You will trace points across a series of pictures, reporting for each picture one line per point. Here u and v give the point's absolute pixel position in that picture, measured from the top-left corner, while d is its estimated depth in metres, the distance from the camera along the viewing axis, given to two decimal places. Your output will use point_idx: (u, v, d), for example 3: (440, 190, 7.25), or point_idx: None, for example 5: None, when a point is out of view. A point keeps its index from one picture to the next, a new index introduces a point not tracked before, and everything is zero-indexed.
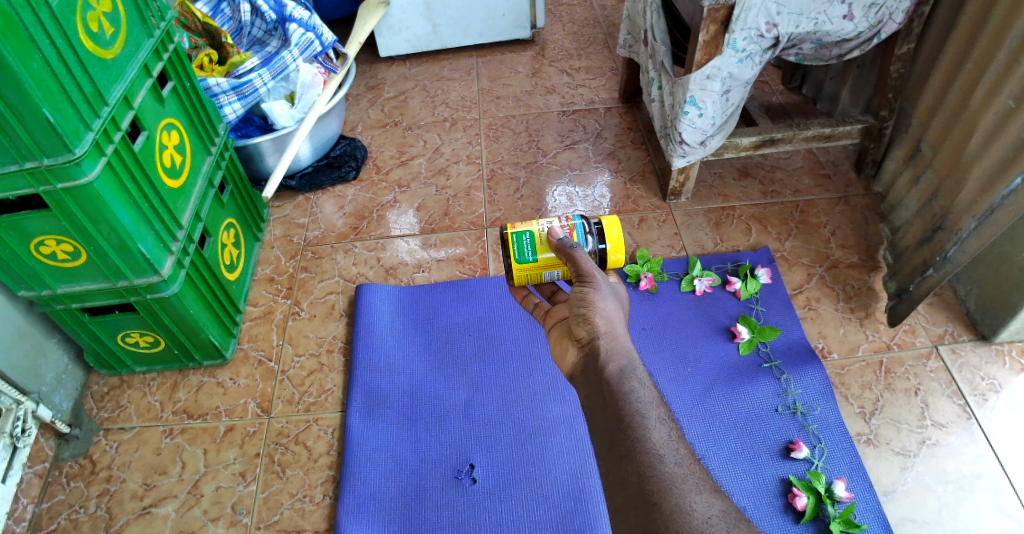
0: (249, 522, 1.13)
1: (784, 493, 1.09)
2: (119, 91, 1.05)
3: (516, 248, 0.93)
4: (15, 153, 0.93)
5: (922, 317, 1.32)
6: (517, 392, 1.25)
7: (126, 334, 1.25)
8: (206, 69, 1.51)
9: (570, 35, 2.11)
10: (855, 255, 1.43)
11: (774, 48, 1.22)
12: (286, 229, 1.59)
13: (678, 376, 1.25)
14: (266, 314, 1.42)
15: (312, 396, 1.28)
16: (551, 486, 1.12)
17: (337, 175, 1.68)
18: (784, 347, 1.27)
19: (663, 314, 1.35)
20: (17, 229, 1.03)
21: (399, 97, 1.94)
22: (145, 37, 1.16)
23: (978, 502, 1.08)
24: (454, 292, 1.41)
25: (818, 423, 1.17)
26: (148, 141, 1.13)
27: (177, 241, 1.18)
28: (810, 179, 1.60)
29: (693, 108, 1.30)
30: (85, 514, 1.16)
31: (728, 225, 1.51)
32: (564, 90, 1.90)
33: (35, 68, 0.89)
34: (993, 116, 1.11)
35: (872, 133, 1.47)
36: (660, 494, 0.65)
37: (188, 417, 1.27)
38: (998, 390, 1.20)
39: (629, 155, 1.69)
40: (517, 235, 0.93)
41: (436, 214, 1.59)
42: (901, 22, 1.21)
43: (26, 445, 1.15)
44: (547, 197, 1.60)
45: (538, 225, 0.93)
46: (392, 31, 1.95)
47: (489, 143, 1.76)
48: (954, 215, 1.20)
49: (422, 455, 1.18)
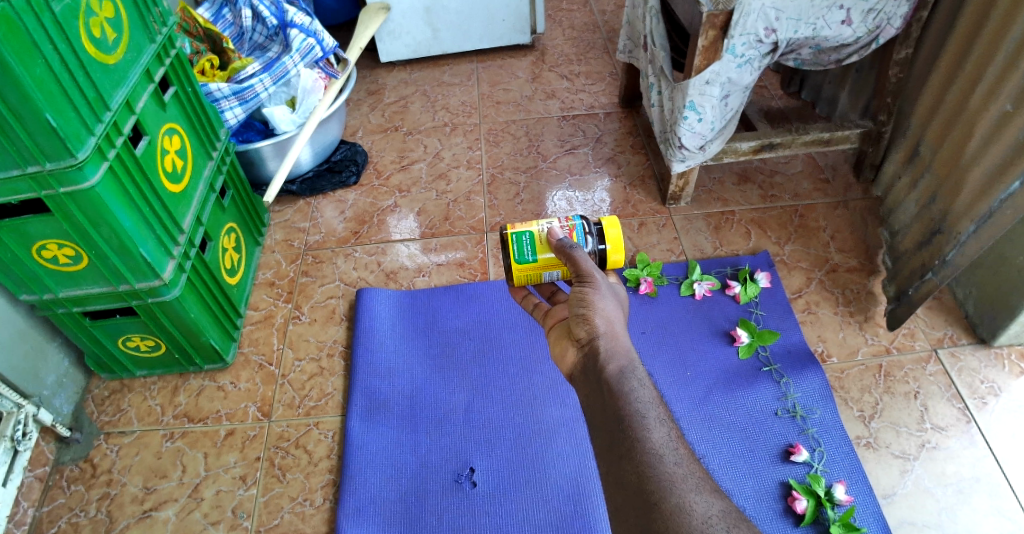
0: (249, 526, 1.13)
1: (783, 496, 1.10)
2: (120, 96, 1.06)
3: (516, 248, 0.93)
4: (17, 157, 0.93)
5: (921, 321, 1.32)
6: (517, 396, 1.25)
7: (127, 338, 1.25)
8: (207, 74, 1.52)
9: (570, 40, 2.12)
10: (854, 259, 1.43)
11: (773, 53, 1.23)
12: (287, 233, 1.60)
13: (678, 380, 1.25)
14: (267, 318, 1.42)
15: (312, 400, 1.28)
16: (551, 490, 1.12)
17: (337, 180, 1.69)
18: (784, 350, 1.28)
19: (663, 318, 1.35)
20: (19, 232, 1.03)
21: (400, 102, 1.95)
22: (147, 42, 1.16)
23: (978, 505, 1.08)
24: (455, 296, 1.42)
25: (817, 427, 1.17)
26: (149, 145, 1.14)
27: (178, 245, 1.18)
28: (809, 184, 1.60)
29: (693, 113, 1.30)
30: (85, 517, 1.16)
31: (727, 229, 1.52)
32: (564, 96, 1.91)
33: (37, 72, 0.90)
34: (991, 120, 1.12)
35: (871, 136, 1.47)
36: (660, 493, 0.65)
37: (188, 421, 1.27)
38: (998, 394, 1.21)
39: (628, 159, 1.70)
40: (517, 235, 0.93)
41: (437, 219, 1.60)
42: (899, 27, 1.22)
43: (27, 448, 1.16)
44: (547, 202, 1.61)
45: (538, 225, 0.94)
46: (393, 36, 1.96)
47: (489, 148, 1.77)
48: (953, 218, 1.20)
49: (422, 458, 1.18)
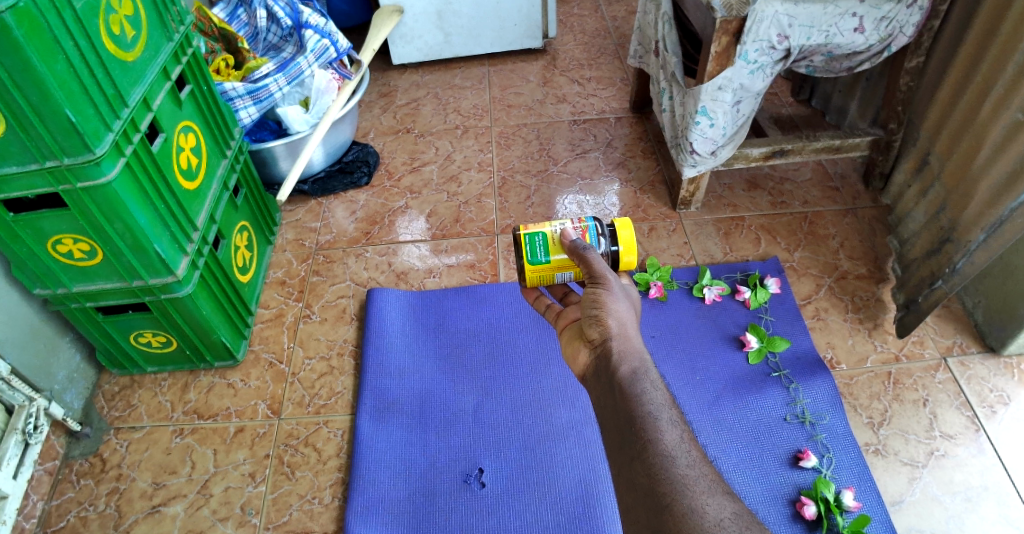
0: (259, 523, 1.14)
1: (793, 502, 1.09)
2: (138, 93, 1.07)
3: (529, 250, 0.93)
4: (36, 152, 0.94)
5: (930, 329, 1.32)
6: (526, 397, 1.25)
7: (139, 334, 1.26)
8: (222, 73, 1.53)
9: (581, 45, 2.13)
10: (864, 266, 1.44)
11: (785, 60, 1.24)
12: (298, 233, 1.60)
13: (687, 383, 1.25)
14: (277, 316, 1.43)
15: (322, 398, 1.29)
16: (560, 492, 1.12)
17: (349, 181, 1.70)
18: (793, 357, 1.28)
19: (672, 321, 1.35)
20: (34, 228, 1.04)
21: (411, 104, 1.96)
22: (164, 40, 1.17)
23: (985, 513, 1.08)
24: (465, 297, 1.42)
25: (826, 433, 1.17)
26: (165, 143, 1.15)
27: (192, 243, 1.19)
28: (819, 191, 1.61)
29: (705, 119, 1.31)
30: (94, 512, 1.16)
31: (737, 235, 1.52)
32: (575, 100, 1.92)
33: (58, 70, 0.91)
34: (1001, 129, 1.12)
35: (880, 145, 1.48)
36: (672, 496, 0.66)
37: (198, 417, 1.28)
38: (1007, 403, 1.20)
39: (639, 165, 1.71)
40: (529, 237, 0.94)
41: (447, 221, 1.60)
42: (911, 35, 1.23)
43: (38, 442, 1.16)
44: (557, 205, 1.62)
45: (550, 227, 0.94)
46: (405, 39, 1.98)
47: (500, 151, 1.78)
48: (963, 226, 1.20)
49: (432, 458, 1.18)
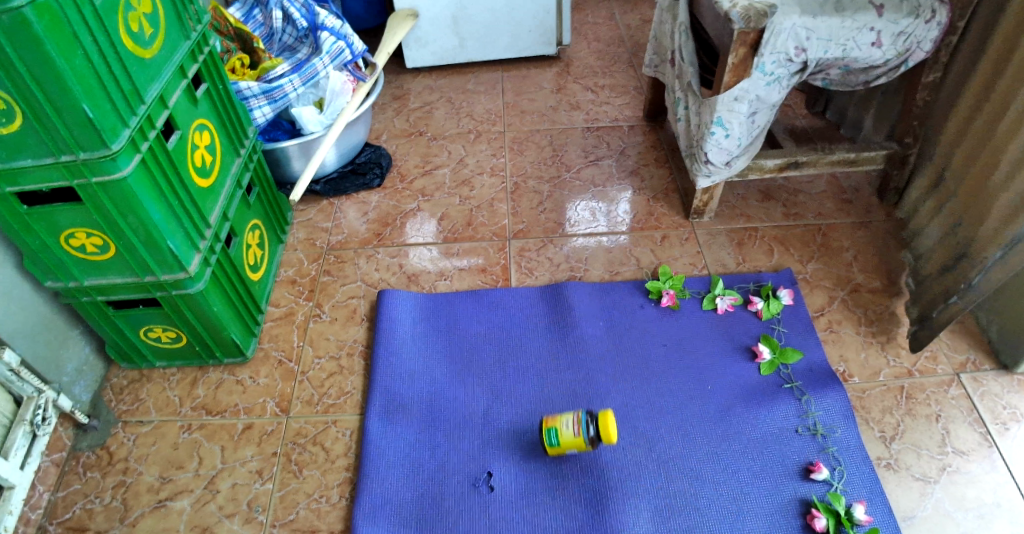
0: (264, 520, 1.13)
1: (803, 514, 1.08)
2: (155, 91, 1.07)
3: (547, 436, 1.13)
4: (52, 146, 0.94)
5: (944, 344, 1.32)
6: (536, 402, 1.24)
7: (148, 329, 1.26)
8: (238, 73, 1.53)
9: (595, 53, 2.14)
10: (877, 280, 1.43)
11: (802, 73, 1.24)
12: (310, 233, 1.60)
13: (698, 393, 1.24)
14: (287, 315, 1.42)
15: (331, 398, 1.28)
16: (570, 498, 1.11)
17: (361, 182, 1.70)
18: (806, 369, 1.27)
19: (684, 330, 1.35)
20: (49, 221, 1.04)
21: (425, 108, 1.96)
22: (181, 40, 1.18)
23: (999, 531, 1.07)
24: (475, 300, 1.42)
25: (838, 446, 1.16)
26: (181, 140, 1.15)
27: (205, 239, 1.19)
28: (833, 203, 1.60)
29: (720, 129, 1.31)
30: (100, 504, 1.16)
31: (750, 245, 1.52)
32: (589, 107, 1.92)
33: (78, 65, 0.91)
34: (1019, 145, 1.12)
35: (896, 159, 1.47)
36: None
37: (206, 413, 1.27)
38: (1020, 420, 1.20)
39: (652, 173, 1.70)
40: (548, 428, 1.13)
41: (459, 224, 1.60)
42: (928, 51, 1.23)
43: (46, 433, 1.15)
44: (569, 211, 1.62)
45: (563, 420, 1.13)
46: (419, 43, 1.99)
47: (513, 156, 1.78)
48: (979, 243, 1.20)
49: (440, 461, 1.17)
